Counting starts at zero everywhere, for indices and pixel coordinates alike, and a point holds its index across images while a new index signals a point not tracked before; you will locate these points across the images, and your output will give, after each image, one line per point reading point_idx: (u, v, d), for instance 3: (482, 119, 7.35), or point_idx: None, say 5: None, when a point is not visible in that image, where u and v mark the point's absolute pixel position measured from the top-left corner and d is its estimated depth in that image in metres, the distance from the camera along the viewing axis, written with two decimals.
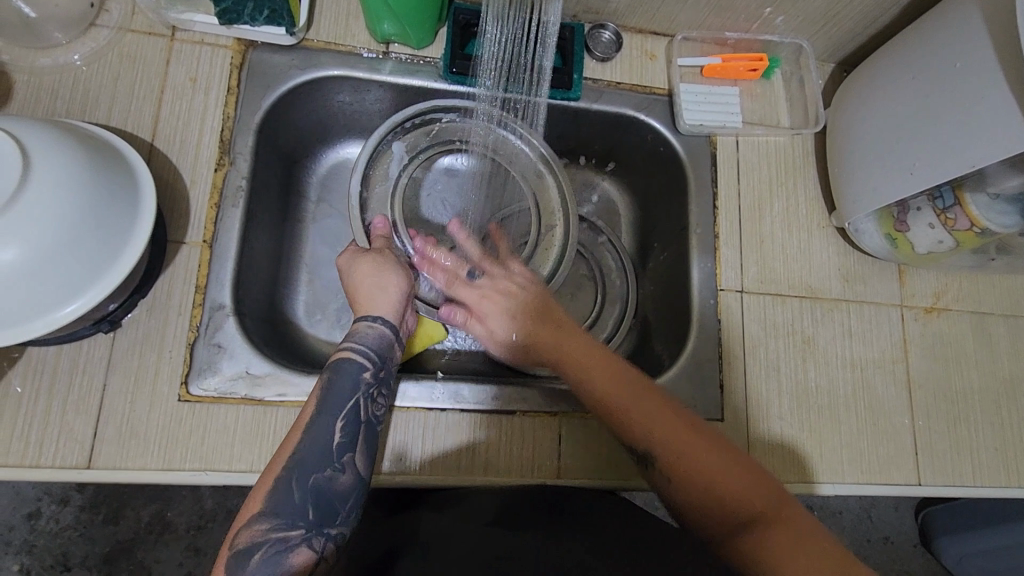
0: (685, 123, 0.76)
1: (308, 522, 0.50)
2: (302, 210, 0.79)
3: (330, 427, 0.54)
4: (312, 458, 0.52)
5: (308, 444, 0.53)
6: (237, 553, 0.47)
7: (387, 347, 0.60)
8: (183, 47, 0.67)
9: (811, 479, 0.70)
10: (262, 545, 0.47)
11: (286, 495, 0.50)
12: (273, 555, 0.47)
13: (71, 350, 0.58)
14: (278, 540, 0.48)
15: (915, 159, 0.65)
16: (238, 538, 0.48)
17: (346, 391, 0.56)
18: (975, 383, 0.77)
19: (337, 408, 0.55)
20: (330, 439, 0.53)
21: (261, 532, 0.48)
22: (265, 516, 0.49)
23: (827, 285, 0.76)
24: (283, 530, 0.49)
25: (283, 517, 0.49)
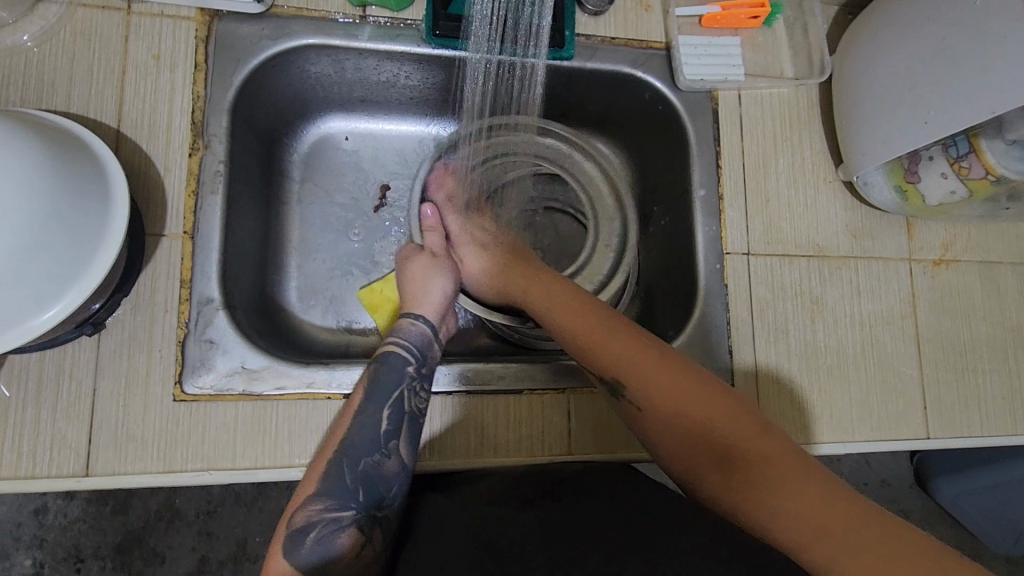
0: (685, 79, 0.72)
1: (358, 504, 0.51)
2: (287, 192, 0.75)
3: (376, 417, 0.54)
4: (360, 445, 0.53)
5: (357, 431, 0.54)
6: (295, 531, 0.49)
7: (428, 345, 0.60)
8: (141, 21, 0.61)
9: (821, 438, 0.70)
10: (317, 524, 0.50)
11: (339, 479, 0.52)
12: (327, 534, 0.50)
13: (54, 355, 0.55)
14: (331, 520, 0.50)
15: (930, 106, 0.62)
16: (295, 517, 0.50)
17: (392, 380, 0.56)
18: (983, 334, 0.76)
19: (383, 397, 0.55)
20: (378, 427, 0.54)
21: (316, 512, 0.50)
22: (320, 497, 0.51)
23: (835, 242, 0.74)
24: (336, 511, 0.51)
25: (336, 499, 0.51)
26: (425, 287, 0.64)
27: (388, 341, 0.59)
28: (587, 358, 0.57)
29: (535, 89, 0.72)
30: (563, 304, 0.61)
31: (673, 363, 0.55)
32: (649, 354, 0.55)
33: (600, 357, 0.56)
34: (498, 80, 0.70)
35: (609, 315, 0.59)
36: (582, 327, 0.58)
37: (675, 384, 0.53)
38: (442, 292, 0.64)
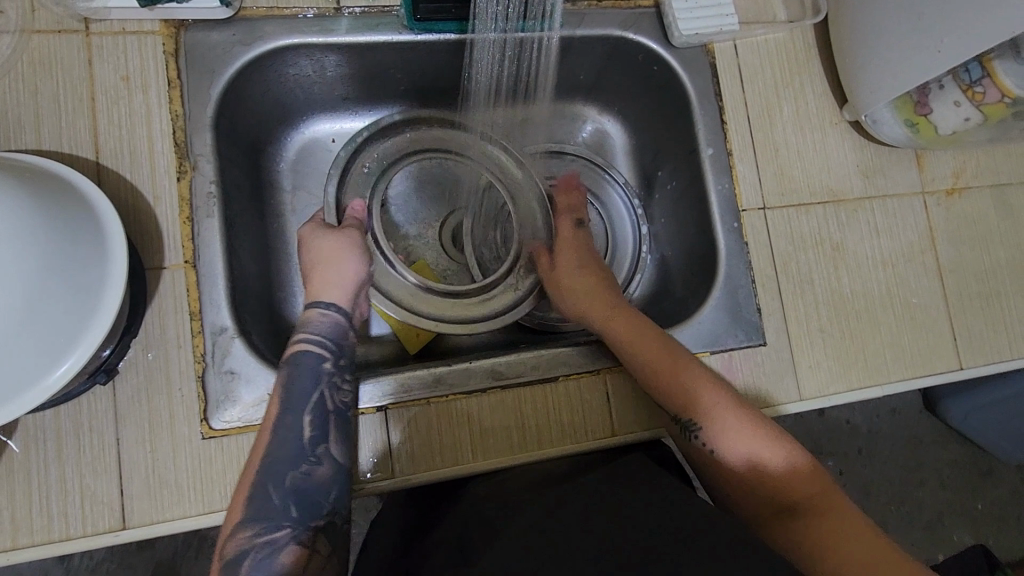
0: (680, 35, 0.69)
1: (293, 519, 0.48)
2: (279, 204, 0.71)
3: (296, 425, 0.52)
4: (283, 460, 0.50)
5: (278, 445, 0.51)
6: (228, 563, 0.46)
7: (342, 335, 0.57)
8: (103, 42, 0.57)
9: (858, 383, 0.69)
10: (249, 552, 0.46)
11: (265, 499, 0.48)
12: (262, 560, 0.46)
13: (70, 410, 0.52)
14: (265, 543, 0.47)
15: (939, 35, 0.60)
16: (226, 548, 0.47)
17: (307, 383, 0.53)
18: (1003, 258, 0.75)
19: (300, 404, 0.52)
20: (302, 437, 0.51)
21: (247, 539, 0.47)
22: (248, 522, 0.47)
23: (848, 184, 0.73)
24: (268, 533, 0.47)
25: (266, 522, 0.48)
26: (335, 271, 0.58)
27: (301, 339, 0.55)
28: (660, 386, 0.58)
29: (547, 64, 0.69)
30: (649, 350, 0.59)
31: (758, 423, 0.55)
32: (736, 408, 0.56)
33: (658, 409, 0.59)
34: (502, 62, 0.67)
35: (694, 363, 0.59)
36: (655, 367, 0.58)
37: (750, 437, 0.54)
38: (355, 274, 0.59)
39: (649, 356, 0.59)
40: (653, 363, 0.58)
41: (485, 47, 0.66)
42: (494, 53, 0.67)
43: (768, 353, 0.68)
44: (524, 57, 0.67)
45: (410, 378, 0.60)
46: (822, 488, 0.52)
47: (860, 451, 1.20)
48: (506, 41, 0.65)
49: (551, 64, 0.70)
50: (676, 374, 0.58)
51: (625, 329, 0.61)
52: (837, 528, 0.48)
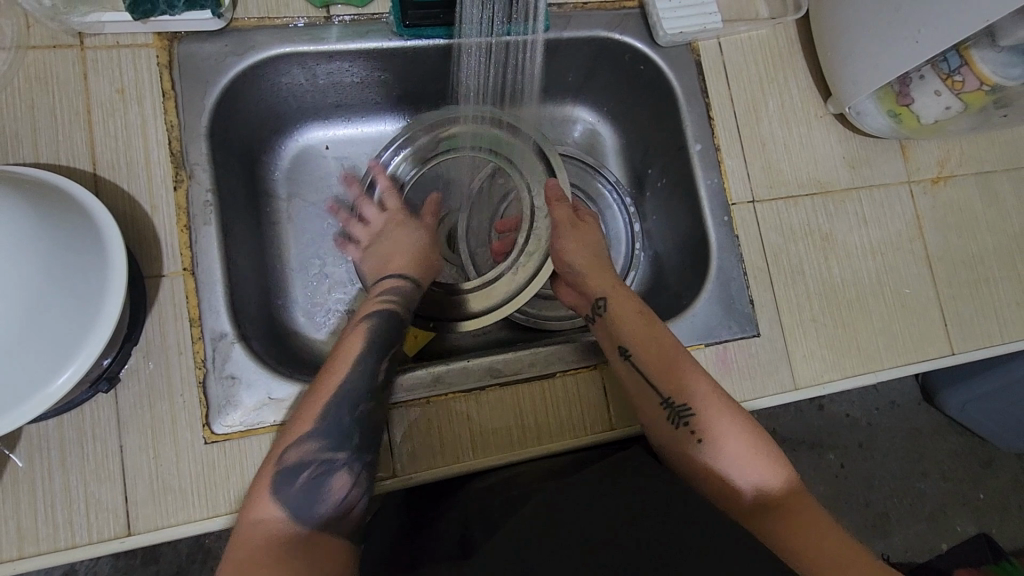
0: (665, 34, 0.70)
1: (352, 447, 0.50)
2: (275, 211, 0.72)
3: (373, 367, 0.54)
4: (355, 390, 0.52)
5: (352, 379, 0.53)
6: (286, 470, 0.48)
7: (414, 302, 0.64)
8: (98, 56, 0.58)
9: (851, 371, 0.70)
10: (311, 465, 0.48)
11: (336, 420, 0.50)
12: (319, 475, 0.48)
13: (73, 419, 0.52)
14: (325, 461, 0.49)
15: (916, 27, 0.61)
16: (287, 455, 0.49)
17: (383, 335, 0.57)
18: (990, 244, 0.76)
19: (377, 350, 0.56)
20: (372, 378, 0.54)
21: (310, 452, 0.49)
22: (312, 435, 0.49)
23: (834, 175, 0.74)
24: (330, 452, 0.49)
25: (330, 440, 0.50)
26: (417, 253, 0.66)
27: (383, 300, 0.61)
28: (663, 380, 0.58)
29: (535, 65, 0.70)
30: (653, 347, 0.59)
31: (743, 413, 0.57)
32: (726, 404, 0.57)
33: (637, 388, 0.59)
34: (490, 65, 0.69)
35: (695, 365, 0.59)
36: (647, 344, 0.60)
37: (734, 428, 0.56)
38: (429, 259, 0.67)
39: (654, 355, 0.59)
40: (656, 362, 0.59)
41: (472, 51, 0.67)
42: (481, 57, 0.68)
43: (762, 344, 0.68)
44: (510, 59, 0.68)
45: (408, 379, 0.61)
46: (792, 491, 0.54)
47: (860, 444, 1.21)
48: (492, 45, 0.67)
49: (538, 66, 0.71)
50: (678, 373, 0.58)
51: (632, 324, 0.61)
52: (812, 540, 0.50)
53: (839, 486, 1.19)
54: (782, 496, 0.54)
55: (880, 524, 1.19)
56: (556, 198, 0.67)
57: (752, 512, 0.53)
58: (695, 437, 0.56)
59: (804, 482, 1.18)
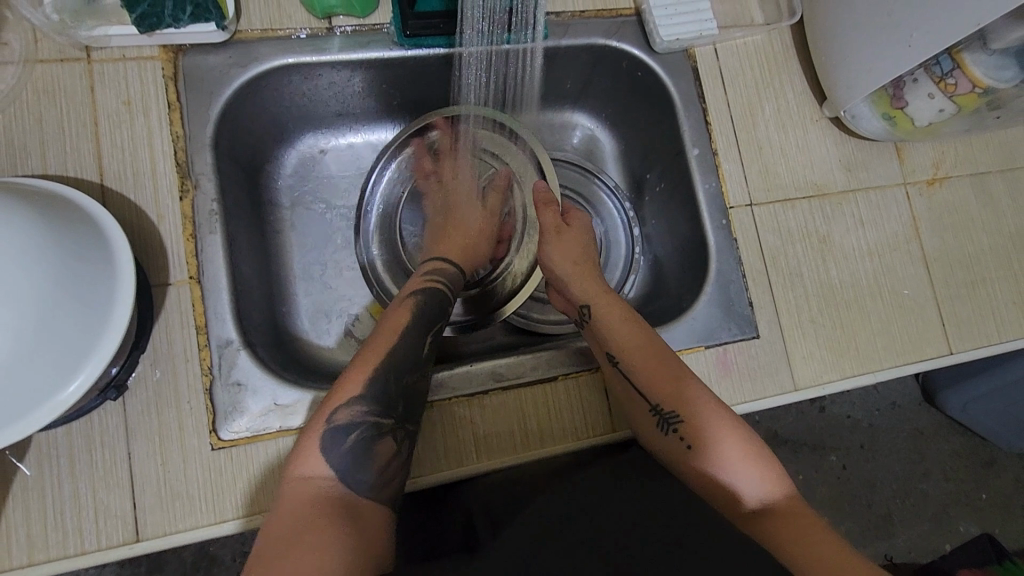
0: (662, 41, 0.71)
1: (397, 414, 0.53)
2: (279, 219, 0.73)
3: (418, 340, 0.58)
4: (402, 360, 0.56)
5: (400, 350, 0.56)
6: (337, 430, 0.50)
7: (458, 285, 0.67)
8: (105, 69, 0.59)
9: (850, 371, 0.70)
10: (359, 427, 0.51)
11: (384, 386, 0.54)
12: (364, 439, 0.51)
13: (81, 427, 0.53)
14: (372, 425, 0.52)
15: (909, 31, 0.62)
16: (338, 416, 0.51)
17: (429, 311, 0.61)
18: (986, 244, 0.77)
19: (423, 325, 0.59)
20: (418, 351, 0.58)
21: (359, 414, 0.52)
22: (361, 400, 0.52)
23: (831, 178, 0.75)
24: (376, 417, 0.52)
25: (378, 405, 0.53)
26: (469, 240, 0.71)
27: (427, 279, 0.64)
28: (650, 386, 0.59)
29: (534, 73, 0.71)
30: (639, 353, 0.60)
31: (735, 418, 0.58)
32: (718, 409, 0.58)
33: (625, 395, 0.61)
34: (490, 74, 0.70)
35: (684, 372, 0.60)
36: (634, 351, 0.60)
37: (721, 431, 0.57)
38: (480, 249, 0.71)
39: (642, 361, 0.60)
40: (645, 368, 0.60)
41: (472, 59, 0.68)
42: (482, 66, 0.69)
43: (762, 346, 0.69)
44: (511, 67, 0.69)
45: None
46: (788, 494, 0.55)
47: (861, 446, 1.21)
48: (492, 53, 0.68)
49: (537, 72, 0.72)
50: (665, 378, 0.59)
51: (618, 330, 0.62)
52: (809, 534, 0.50)
53: (841, 487, 1.19)
54: (773, 494, 0.55)
55: (883, 525, 1.20)
56: (545, 202, 0.70)
57: (749, 514, 0.54)
58: (684, 444, 0.57)
59: (807, 483, 1.18)
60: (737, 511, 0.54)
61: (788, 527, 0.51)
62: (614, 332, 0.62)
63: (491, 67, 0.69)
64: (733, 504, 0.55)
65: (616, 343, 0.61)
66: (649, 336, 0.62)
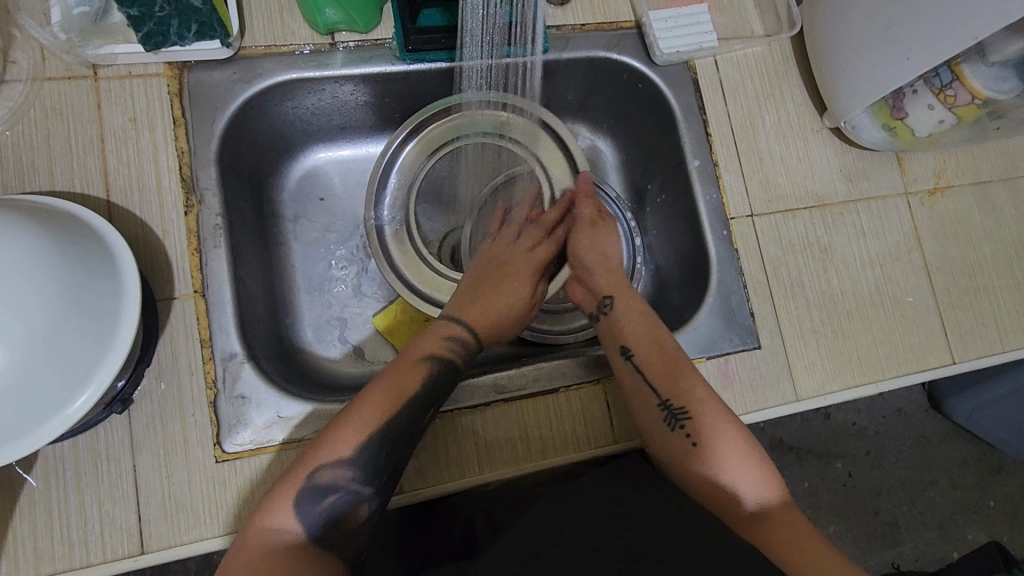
0: (662, 54, 0.72)
1: (380, 483, 0.51)
2: (283, 231, 0.73)
3: (421, 409, 0.55)
4: (398, 428, 0.53)
5: (399, 418, 0.53)
6: (315, 490, 0.49)
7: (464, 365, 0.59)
8: (111, 86, 0.60)
9: (853, 382, 0.70)
10: (338, 491, 0.49)
11: (372, 454, 0.51)
12: (341, 502, 0.49)
13: (87, 441, 0.54)
14: (352, 490, 0.50)
15: (909, 43, 0.62)
16: (319, 475, 0.49)
17: (438, 383, 0.56)
18: (989, 254, 0.76)
19: (429, 396, 0.55)
20: (416, 421, 0.54)
21: (341, 478, 0.50)
22: (349, 462, 0.50)
23: (832, 188, 0.75)
24: (359, 483, 0.50)
25: (361, 472, 0.50)
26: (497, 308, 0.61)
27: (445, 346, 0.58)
28: (665, 383, 0.59)
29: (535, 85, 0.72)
30: (655, 351, 0.61)
31: (737, 424, 0.59)
32: (723, 414, 0.59)
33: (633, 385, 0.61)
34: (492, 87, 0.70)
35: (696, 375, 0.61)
36: (651, 349, 0.61)
37: (726, 433, 0.57)
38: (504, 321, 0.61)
39: (659, 360, 0.61)
40: (660, 367, 0.60)
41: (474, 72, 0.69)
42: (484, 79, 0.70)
43: (763, 357, 0.69)
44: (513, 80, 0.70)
45: None
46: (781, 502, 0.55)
47: (866, 453, 1.20)
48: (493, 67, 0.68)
49: (539, 84, 0.73)
50: (680, 377, 0.60)
51: (639, 327, 0.62)
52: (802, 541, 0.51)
53: (847, 495, 1.19)
54: (766, 500, 0.55)
55: (889, 533, 1.19)
56: (584, 194, 0.67)
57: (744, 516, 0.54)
58: (690, 442, 0.57)
59: (812, 491, 1.18)
60: (734, 513, 0.54)
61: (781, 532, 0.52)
62: (634, 328, 0.62)
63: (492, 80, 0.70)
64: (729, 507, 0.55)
65: (636, 340, 0.62)
66: (667, 339, 0.62)
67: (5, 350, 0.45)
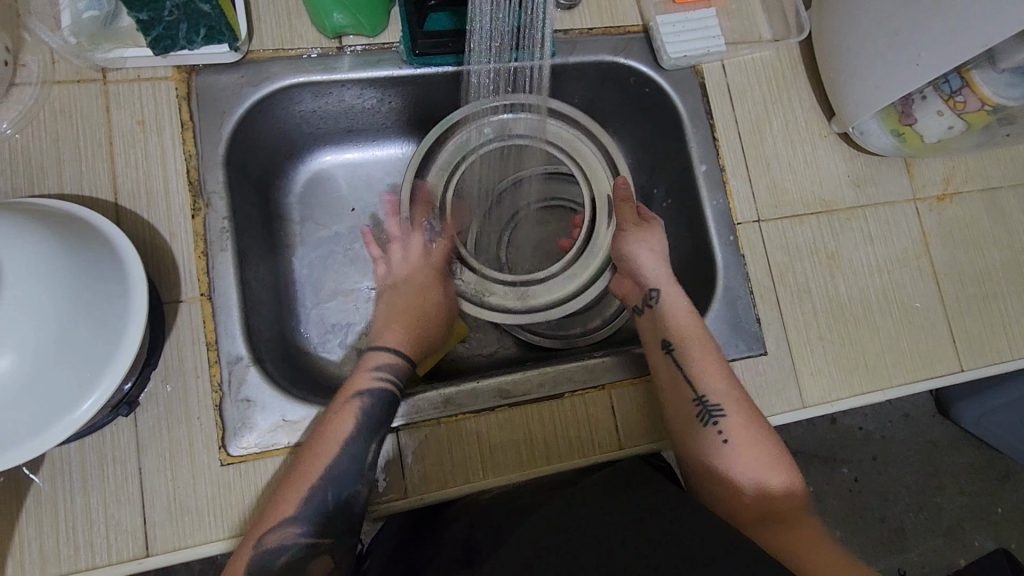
0: (669, 59, 0.71)
1: (335, 531, 0.52)
2: (289, 234, 0.74)
3: (362, 449, 0.55)
4: (342, 475, 0.53)
5: (341, 460, 0.54)
6: (268, 553, 0.50)
7: (405, 374, 0.62)
8: (120, 89, 0.60)
9: (860, 389, 0.70)
10: (291, 549, 0.50)
11: (319, 505, 0.52)
12: (297, 559, 0.50)
13: (94, 443, 0.54)
14: (306, 545, 0.51)
15: (919, 49, 0.62)
16: (267, 539, 0.50)
17: (377, 415, 0.57)
18: (998, 260, 0.76)
19: (367, 429, 0.56)
20: (363, 458, 0.55)
21: (292, 536, 0.50)
22: (295, 520, 0.51)
23: (840, 193, 0.75)
24: (312, 536, 0.51)
25: (312, 524, 0.51)
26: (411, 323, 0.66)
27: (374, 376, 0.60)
28: (700, 377, 0.60)
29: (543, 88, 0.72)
30: (698, 345, 0.61)
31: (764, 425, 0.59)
32: (752, 414, 0.59)
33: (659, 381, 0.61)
34: (499, 90, 0.70)
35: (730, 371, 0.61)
36: (691, 341, 0.61)
37: (752, 435, 0.57)
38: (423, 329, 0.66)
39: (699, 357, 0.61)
40: (701, 358, 0.61)
41: (483, 77, 0.69)
42: (494, 83, 0.70)
43: (770, 363, 0.69)
44: (517, 83, 0.70)
45: (419, 401, 0.62)
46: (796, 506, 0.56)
47: (872, 459, 1.20)
48: (500, 71, 0.68)
49: (546, 89, 0.73)
50: (716, 372, 0.60)
51: (676, 320, 0.62)
52: (814, 549, 0.52)
53: (852, 501, 1.18)
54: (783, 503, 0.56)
55: (896, 539, 1.18)
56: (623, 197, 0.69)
57: (759, 517, 0.54)
58: (721, 438, 0.57)
59: (817, 497, 1.17)
60: (747, 516, 0.55)
61: (794, 539, 0.53)
62: (677, 322, 0.62)
63: (500, 84, 0.70)
64: (747, 509, 0.55)
65: (677, 331, 0.62)
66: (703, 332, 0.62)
67: (16, 353, 0.45)
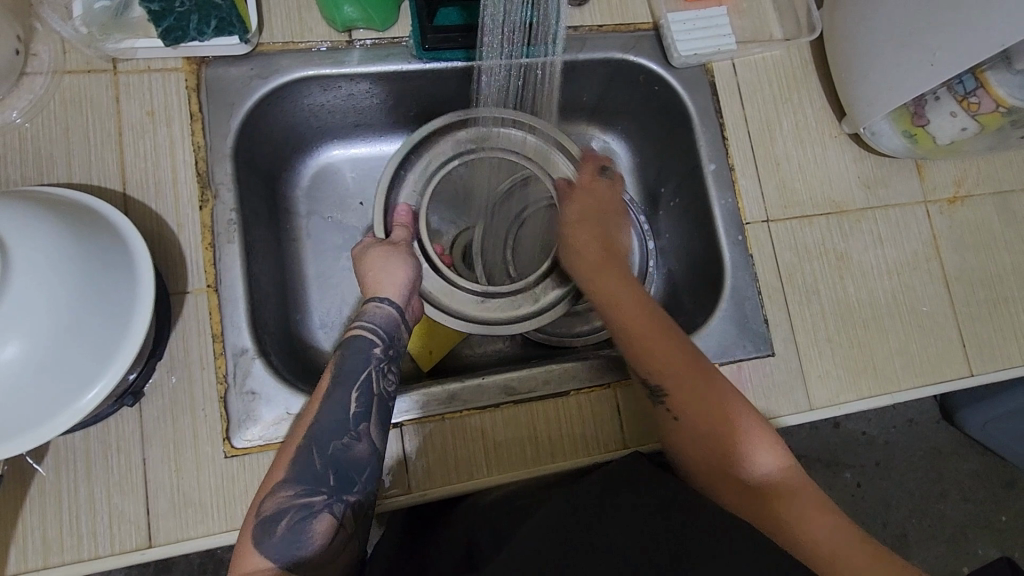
0: (679, 56, 0.71)
1: (330, 488, 0.50)
2: (295, 228, 0.73)
3: (345, 400, 0.53)
4: (328, 428, 0.52)
5: (326, 414, 0.52)
6: (265, 519, 0.48)
7: (394, 327, 0.59)
8: (130, 79, 0.60)
9: (868, 391, 0.69)
10: (287, 511, 0.48)
11: (308, 463, 0.50)
12: (299, 521, 0.48)
13: (99, 432, 0.54)
14: (302, 505, 0.49)
15: (933, 49, 0.61)
16: (264, 505, 0.49)
17: (359, 364, 0.55)
18: (1009, 265, 0.75)
19: (351, 380, 0.54)
20: (347, 411, 0.53)
21: (286, 498, 0.49)
22: (289, 483, 0.49)
23: (850, 195, 0.74)
24: (307, 496, 0.49)
25: (305, 484, 0.49)
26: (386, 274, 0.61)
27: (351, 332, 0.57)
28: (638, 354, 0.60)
29: (552, 85, 0.71)
30: (634, 321, 0.61)
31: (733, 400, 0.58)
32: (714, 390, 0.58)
33: (648, 353, 0.59)
34: (507, 85, 0.69)
35: (680, 342, 0.60)
36: (632, 322, 0.61)
37: (723, 414, 0.57)
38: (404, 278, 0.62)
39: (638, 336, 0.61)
40: (639, 330, 0.61)
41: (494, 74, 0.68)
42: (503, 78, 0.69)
43: (777, 363, 0.68)
44: (526, 80, 0.69)
45: (424, 396, 0.61)
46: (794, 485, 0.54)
47: (876, 464, 1.19)
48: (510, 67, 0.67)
49: (554, 88, 0.73)
50: (654, 347, 0.60)
51: (612, 298, 0.63)
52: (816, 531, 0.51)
53: (855, 506, 1.17)
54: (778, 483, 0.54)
55: (899, 546, 1.17)
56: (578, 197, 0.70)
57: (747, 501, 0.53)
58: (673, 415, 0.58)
59: None
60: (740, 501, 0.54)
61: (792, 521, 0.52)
62: (616, 301, 0.63)
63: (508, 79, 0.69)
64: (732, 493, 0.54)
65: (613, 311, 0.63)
66: (642, 305, 0.62)
67: (22, 342, 0.45)
